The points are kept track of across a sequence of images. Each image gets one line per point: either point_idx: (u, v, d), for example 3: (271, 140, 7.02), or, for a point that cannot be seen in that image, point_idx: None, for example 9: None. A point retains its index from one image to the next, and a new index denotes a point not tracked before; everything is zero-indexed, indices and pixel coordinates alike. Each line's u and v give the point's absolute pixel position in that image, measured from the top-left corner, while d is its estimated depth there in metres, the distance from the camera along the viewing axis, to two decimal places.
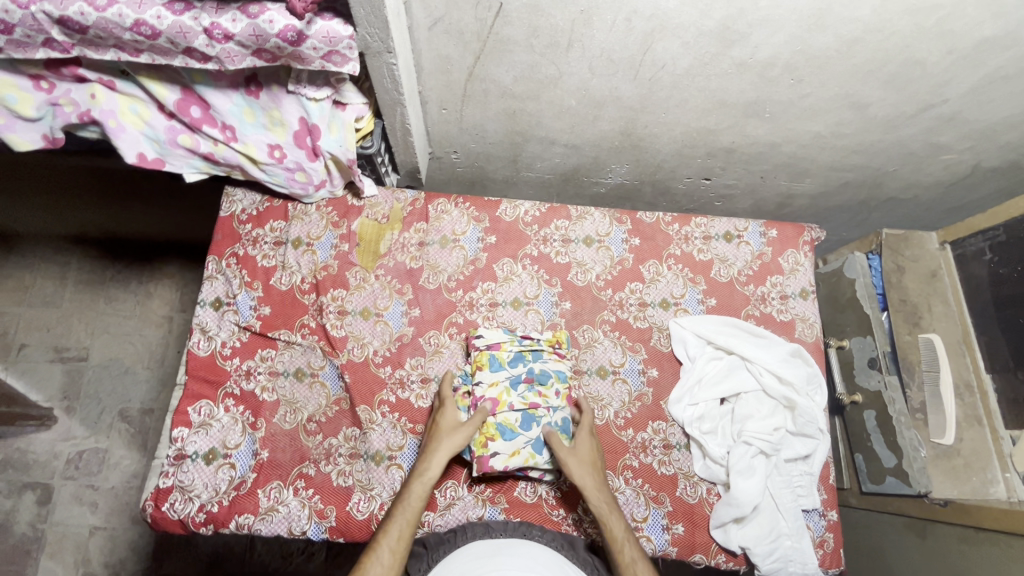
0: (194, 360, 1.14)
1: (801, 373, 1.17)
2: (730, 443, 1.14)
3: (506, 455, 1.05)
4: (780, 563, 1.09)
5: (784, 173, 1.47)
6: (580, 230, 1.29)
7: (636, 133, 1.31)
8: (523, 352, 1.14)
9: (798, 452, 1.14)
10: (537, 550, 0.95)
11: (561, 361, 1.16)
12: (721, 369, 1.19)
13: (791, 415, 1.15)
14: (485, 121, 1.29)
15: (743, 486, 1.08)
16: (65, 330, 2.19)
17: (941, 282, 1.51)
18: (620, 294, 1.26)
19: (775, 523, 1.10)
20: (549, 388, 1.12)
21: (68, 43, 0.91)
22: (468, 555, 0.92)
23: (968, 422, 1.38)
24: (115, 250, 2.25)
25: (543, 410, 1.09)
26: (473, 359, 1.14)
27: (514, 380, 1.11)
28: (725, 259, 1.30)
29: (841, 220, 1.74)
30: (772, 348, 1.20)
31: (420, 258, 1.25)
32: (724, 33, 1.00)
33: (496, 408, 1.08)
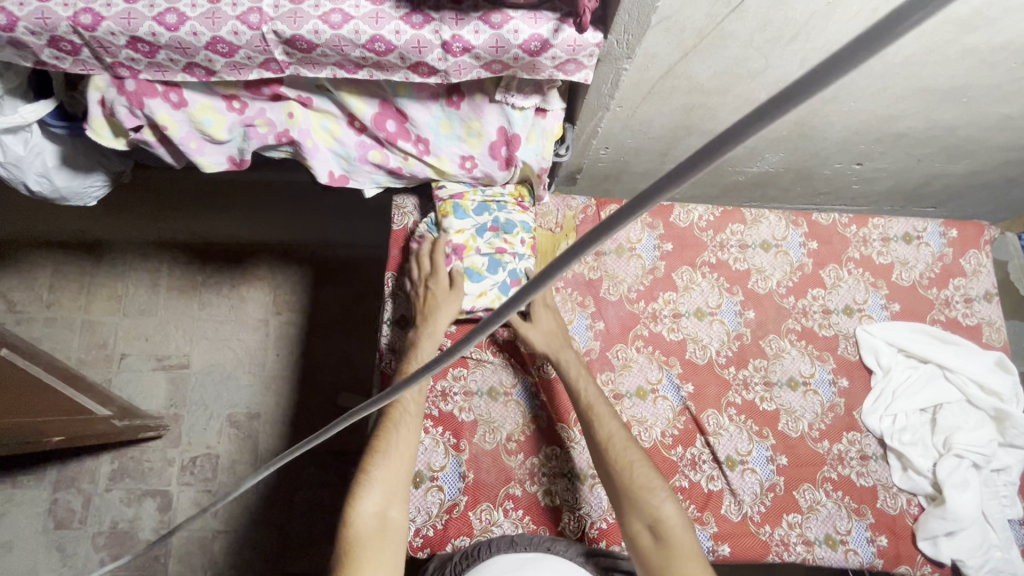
0: (387, 381, 1.14)
1: (1008, 383, 1.14)
2: (935, 455, 1.13)
3: (473, 296, 1.10)
4: (991, 574, 1.09)
5: (944, 156, 1.42)
6: (756, 235, 1.29)
7: (811, 124, 1.25)
8: (488, 203, 1.15)
9: (1005, 463, 1.12)
10: (563, 568, 0.89)
11: (525, 213, 1.17)
12: (918, 379, 1.18)
13: (1001, 427, 1.13)
14: (657, 117, 1.22)
15: (959, 500, 1.08)
16: (164, 339, 2.12)
17: None
18: (803, 301, 1.26)
19: (986, 536, 1.09)
20: (515, 237, 1.14)
21: (285, 62, 0.86)
22: (489, 574, 0.87)
23: None
24: (204, 252, 2.17)
25: (509, 256, 1.12)
26: (439, 208, 1.14)
27: (479, 229, 1.13)
28: (906, 262, 1.30)
29: (977, 199, 1.68)
30: (975, 357, 1.17)
31: (597, 268, 1.24)
32: (973, 19, 0.93)
33: (463, 253, 1.12)
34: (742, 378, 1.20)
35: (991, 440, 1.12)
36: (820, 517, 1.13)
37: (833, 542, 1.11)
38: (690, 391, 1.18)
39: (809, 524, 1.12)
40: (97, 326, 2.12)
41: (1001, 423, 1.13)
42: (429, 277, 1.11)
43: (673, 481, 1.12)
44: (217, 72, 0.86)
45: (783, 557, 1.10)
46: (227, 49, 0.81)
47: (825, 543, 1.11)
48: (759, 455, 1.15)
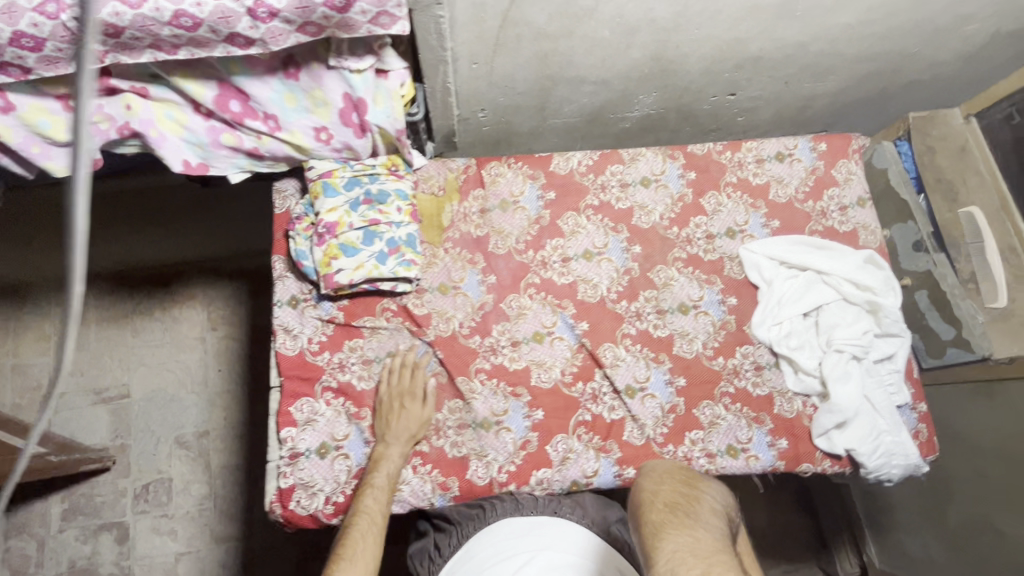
0: (284, 360, 1.13)
1: (878, 277, 1.21)
2: (821, 354, 1.19)
3: (350, 269, 1.11)
4: (884, 458, 1.15)
5: (808, 75, 1.51)
6: (635, 173, 1.33)
7: (667, 56, 1.33)
8: (359, 177, 1.17)
9: (885, 352, 1.19)
10: (572, 529, 0.96)
11: (401, 181, 1.20)
12: (799, 286, 1.23)
13: (876, 318, 1.19)
14: (516, 70, 1.29)
15: (842, 392, 1.14)
16: (100, 370, 2.05)
17: (971, 154, 1.56)
18: (686, 230, 1.30)
19: (874, 424, 1.15)
20: (390, 206, 1.17)
21: (101, 51, 0.87)
22: (499, 536, 0.96)
23: (1017, 281, 1.47)
24: (132, 280, 2.11)
25: (384, 226, 1.15)
26: (311, 191, 1.16)
27: (352, 204, 1.15)
28: (781, 180, 1.34)
29: (859, 114, 1.78)
30: (845, 258, 1.23)
31: (484, 225, 1.26)
32: None
33: (336, 229, 1.13)
34: (635, 310, 1.24)
35: (868, 330, 1.18)
36: (721, 429, 1.18)
37: (735, 451, 1.16)
38: (586, 328, 1.22)
39: (710, 438, 1.17)
40: (26, 368, 2.00)
41: (876, 313, 1.19)
42: (405, 394, 1.12)
43: (575, 416, 1.16)
44: (33, 69, 0.86)
45: None
46: (33, 43, 0.82)
47: (727, 453, 1.16)
48: (657, 380, 1.20)
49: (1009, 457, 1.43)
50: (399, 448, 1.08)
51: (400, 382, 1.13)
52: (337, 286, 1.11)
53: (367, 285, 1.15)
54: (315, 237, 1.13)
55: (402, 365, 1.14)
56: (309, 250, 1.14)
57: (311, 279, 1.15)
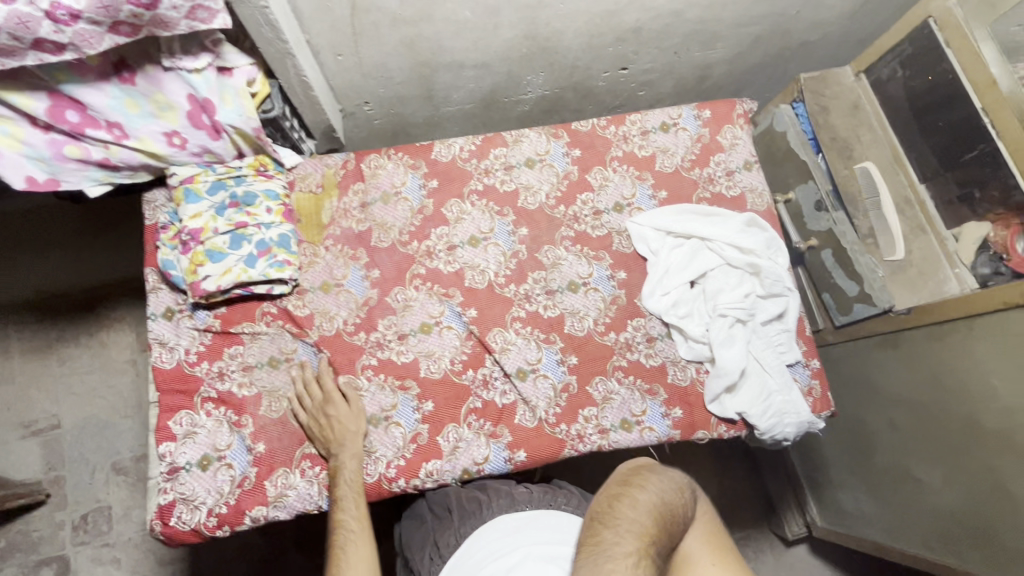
0: (161, 375, 1.10)
1: (755, 239, 1.22)
2: (707, 321, 1.19)
3: (216, 275, 1.08)
4: (776, 418, 1.15)
5: (695, 43, 1.51)
6: (519, 154, 1.31)
7: (541, 34, 1.32)
8: (224, 180, 1.14)
9: (771, 313, 1.19)
10: (567, 520, 0.97)
11: (271, 181, 1.18)
12: (684, 255, 1.23)
13: (757, 279, 1.20)
14: (387, 59, 1.26)
15: (727, 356, 1.14)
16: (25, 404, 1.82)
17: (864, 111, 1.59)
18: (573, 208, 1.29)
19: (763, 384, 1.16)
20: (259, 208, 1.14)
21: None
22: (493, 533, 0.96)
23: (914, 233, 1.50)
24: (51, 307, 1.86)
25: (252, 228, 1.12)
26: (175, 198, 1.13)
27: (218, 208, 1.12)
28: (667, 149, 1.34)
29: (759, 81, 1.79)
30: (725, 222, 1.24)
31: (365, 219, 1.24)
32: None
33: (201, 235, 1.10)
34: (524, 292, 1.23)
35: (751, 291, 1.19)
36: (615, 404, 1.17)
37: (628, 425, 1.16)
38: (474, 315, 1.20)
39: (604, 413, 1.16)
40: None
41: (758, 273, 1.20)
42: (326, 404, 1.09)
43: (465, 405, 1.14)
44: None
45: (580, 449, 1.14)
46: None
47: (620, 427, 1.15)
48: (549, 360, 1.19)
49: (915, 405, 1.46)
50: (348, 452, 1.06)
51: (314, 396, 1.10)
52: (205, 294, 1.08)
53: (240, 290, 1.12)
54: (181, 246, 1.11)
55: (307, 384, 1.11)
56: (177, 259, 1.11)
57: (182, 288, 1.12)
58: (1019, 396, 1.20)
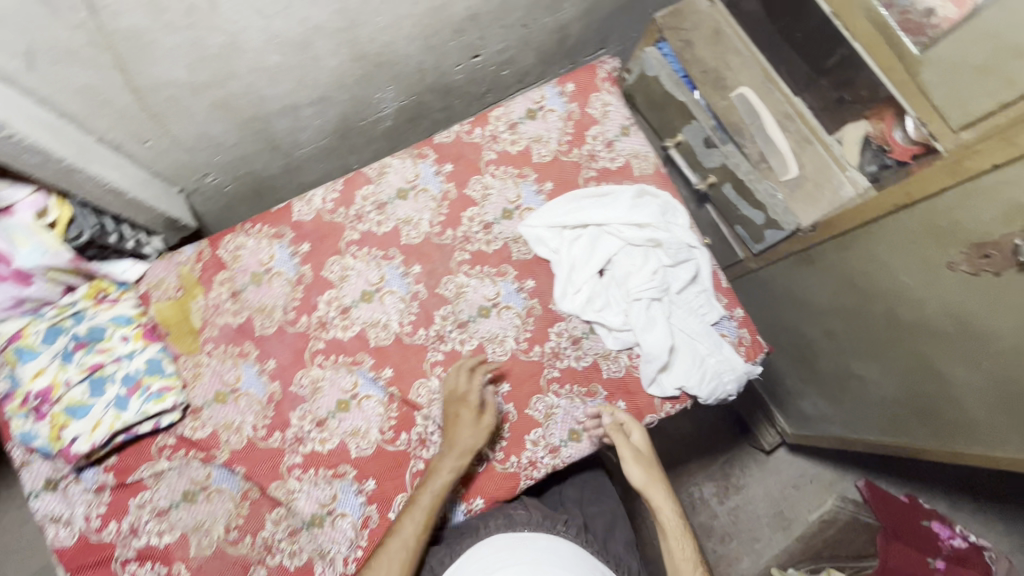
0: (65, 554, 0.98)
1: (650, 210, 1.18)
2: (625, 308, 1.16)
3: (86, 432, 0.95)
4: (715, 381, 1.14)
5: (540, 11, 1.42)
6: (389, 187, 1.20)
7: (370, 53, 1.19)
8: (59, 323, 1.00)
9: (684, 279, 1.17)
10: (563, 546, 0.99)
11: (118, 305, 1.04)
12: (585, 246, 1.17)
13: (660, 250, 1.17)
14: (206, 127, 1.11)
15: (651, 339, 1.12)
16: None
17: (725, 36, 1.52)
18: (460, 228, 1.20)
19: (694, 352, 1.15)
20: (111, 339, 1.01)
21: None
22: (494, 547, 0.98)
23: (801, 146, 1.47)
24: None
25: (112, 365, 0.99)
26: (7, 361, 0.98)
27: (64, 355, 0.98)
28: (540, 137, 1.26)
29: (619, 26, 1.72)
30: (616, 200, 1.19)
31: (241, 309, 1.12)
32: None
33: (53, 394, 0.96)
34: (435, 334, 1.15)
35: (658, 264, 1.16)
36: (559, 417, 1.13)
37: (577, 434, 1.13)
38: (390, 375, 1.12)
39: (551, 431, 1.12)
40: None
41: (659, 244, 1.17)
42: (456, 403, 1.07)
43: (409, 470, 1.08)
44: None
45: (535, 476, 1.11)
46: None
47: (570, 439, 1.13)
48: None
49: (841, 311, 1.50)
50: (445, 463, 1.02)
51: (456, 384, 1.08)
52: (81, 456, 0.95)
53: (123, 436, 1.00)
54: (34, 412, 0.96)
55: (458, 370, 1.10)
56: (34, 429, 0.96)
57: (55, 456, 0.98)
58: (925, 287, 1.23)
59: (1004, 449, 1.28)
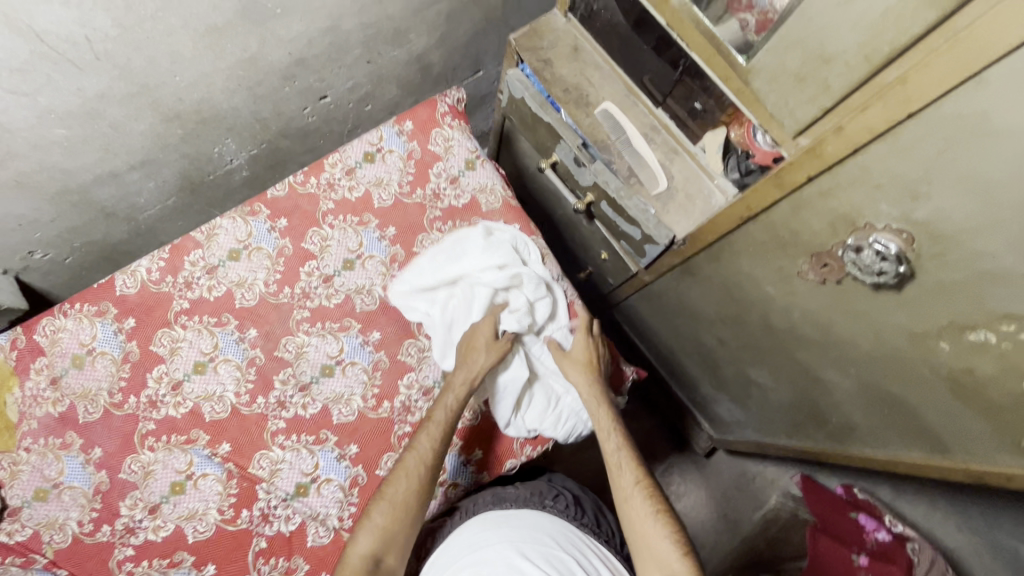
0: None
1: (506, 249, 1.14)
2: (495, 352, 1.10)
3: None
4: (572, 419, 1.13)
5: (383, 46, 1.37)
6: (219, 250, 1.15)
7: (186, 111, 1.14)
8: None
9: (547, 314, 1.14)
10: (549, 522, 1.01)
11: None
12: (459, 303, 1.11)
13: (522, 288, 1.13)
14: (5, 208, 1.05)
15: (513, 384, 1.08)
16: None
17: (585, 52, 1.52)
18: (299, 285, 1.15)
19: (550, 391, 1.13)
20: None
21: None
22: (474, 529, 0.99)
23: (670, 157, 1.47)
24: None
25: None
26: None
27: None
28: (380, 181, 1.22)
29: (488, 49, 1.68)
30: (464, 245, 1.14)
31: (62, 397, 1.06)
32: None
33: None
34: (275, 400, 1.09)
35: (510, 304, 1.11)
36: None
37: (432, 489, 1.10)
38: (228, 450, 1.07)
39: None
40: None
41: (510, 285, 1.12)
42: (479, 324, 1.09)
43: (250, 550, 1.02)
44: None
45: None
46: None
47: None
48: (327, 461, 1.07)
49: (725, 320, 1.47)
50: (460, 379, 1.04)
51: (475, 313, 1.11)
52: None
53: None
54: None
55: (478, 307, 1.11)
56: None
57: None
58: (787, 296, 1.20)
59: (885, 450, 1.26)
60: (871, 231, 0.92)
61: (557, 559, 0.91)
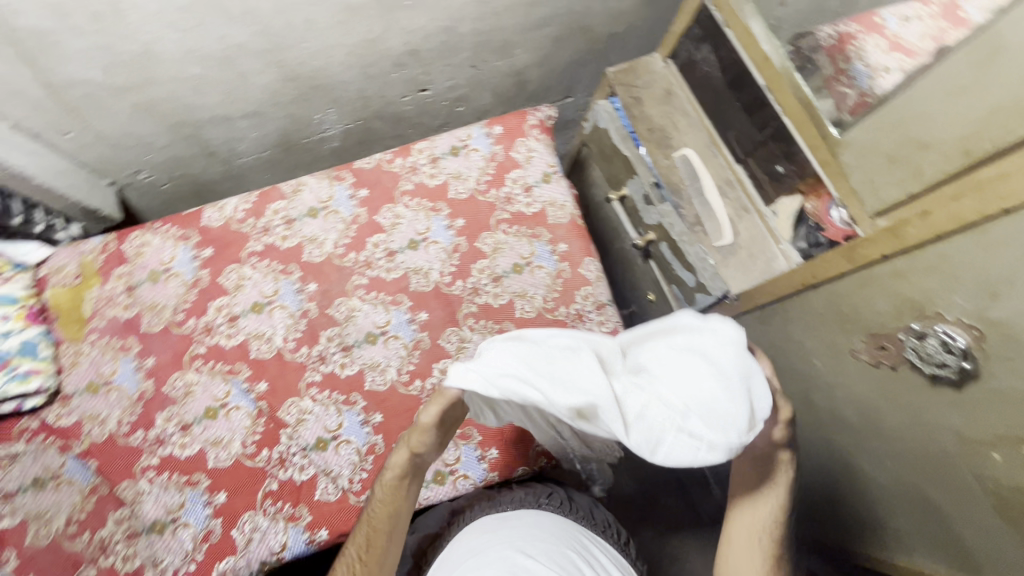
0: None
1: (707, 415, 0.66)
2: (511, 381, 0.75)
3: None
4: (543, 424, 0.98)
5: (488, 54, 1.45)
6: (301, 205, 1.23)
7: (303, 75, 1.24)
8: None
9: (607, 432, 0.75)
10: (544, 518, 1.00)
11: (10, 284, 1.08)
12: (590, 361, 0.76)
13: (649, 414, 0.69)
14: (131, 127, 1.16)
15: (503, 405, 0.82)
16: None
17: (677, 97, 1.55)
18: (364, 253, 1.21)
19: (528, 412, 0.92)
20: None
21: None
22: (472, 535, 0.97)
23: (739, 214, 1.45)
24: None
25: None
26: None
27: None
28: (460, 175, 1.28)
29: (583, 78, 1.74)
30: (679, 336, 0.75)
31: (133, 304, 1.14)
32: None
33: None
34: (318, 353, 1.15)
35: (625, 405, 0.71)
36: None
37: (442, 476, 1.11)
38: (264, 389, 1.12)
39: None
40: None
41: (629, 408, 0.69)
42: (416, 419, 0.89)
43: (260, 489, 1.06)
44: None
45: None
46: None
47: (433, 480, 1.10)
48: (351, 424, 1.11)
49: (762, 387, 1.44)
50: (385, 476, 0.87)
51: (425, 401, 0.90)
52: None
53: None
54: None
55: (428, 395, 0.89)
56: None
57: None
58: (836, 373, 1.17)
59: (901, 558, 1.21)
60: (937, 320, 0.91)
61: (560, 555, 0.88)
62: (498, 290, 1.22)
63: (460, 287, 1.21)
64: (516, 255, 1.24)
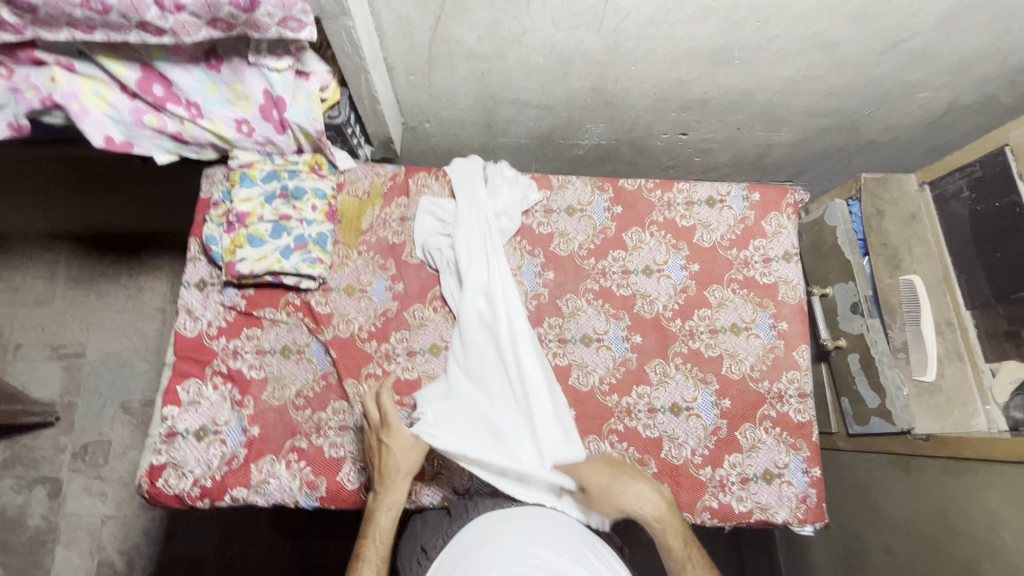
0: (180, 341, 1.16)
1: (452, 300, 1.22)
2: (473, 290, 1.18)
3: (252, 260, 1.13)
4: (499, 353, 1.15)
5: (760, 123, 1.50)
6: (562, 200, 1.33)
7: (607, 89, 1.34)
8: (278, 171, 1.19)
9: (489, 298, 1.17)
10: (549, 515, 0.96)
11: (322, 180, 1.23)
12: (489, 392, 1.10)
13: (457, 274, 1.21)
14: (454, 86, 1.30)
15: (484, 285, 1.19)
16: (80, 330, 1.93)
17: (921, 223, 1.54)
18: (603, 262, 1.30)
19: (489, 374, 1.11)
20: (305, 203, 1.19)
21: (90, 25, 0.91)
22: (476, 526, 0.93)
23: (950, 358, 1.43)
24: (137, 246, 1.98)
25: (295, 222, 1.17)
26: (231, 178, 1.19)
27: (269, 197, 1.17)
28: (708, 224, 1.34)
29: (821, 170, 1.74)
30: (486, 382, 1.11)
31: (402, 233, 1.28)
32: None
33: (247, 220, 1.15)
34: (536, 335, 1.23)
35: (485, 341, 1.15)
36: None
37: None
38: None
39: None
40: None
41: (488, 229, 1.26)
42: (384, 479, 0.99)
43: None
44: (27, 28, 0.91)
45: None
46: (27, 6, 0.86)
47: None
48: None
49: (913, 535, 1.39)
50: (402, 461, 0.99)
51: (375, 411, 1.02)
52: (238, 275, 1.13)
53: (270, 277, 1.17)
54: (228, 226, 1.17)
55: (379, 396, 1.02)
56: (220, 236, 1.18)
57: (219, 264, 1.18)
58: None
59: None
60: None
61: (573, 552, 0.85)
62: (712, 342, 1.26)
63: (679, 325, 1.27)
64: (738, 316, 1.28)
